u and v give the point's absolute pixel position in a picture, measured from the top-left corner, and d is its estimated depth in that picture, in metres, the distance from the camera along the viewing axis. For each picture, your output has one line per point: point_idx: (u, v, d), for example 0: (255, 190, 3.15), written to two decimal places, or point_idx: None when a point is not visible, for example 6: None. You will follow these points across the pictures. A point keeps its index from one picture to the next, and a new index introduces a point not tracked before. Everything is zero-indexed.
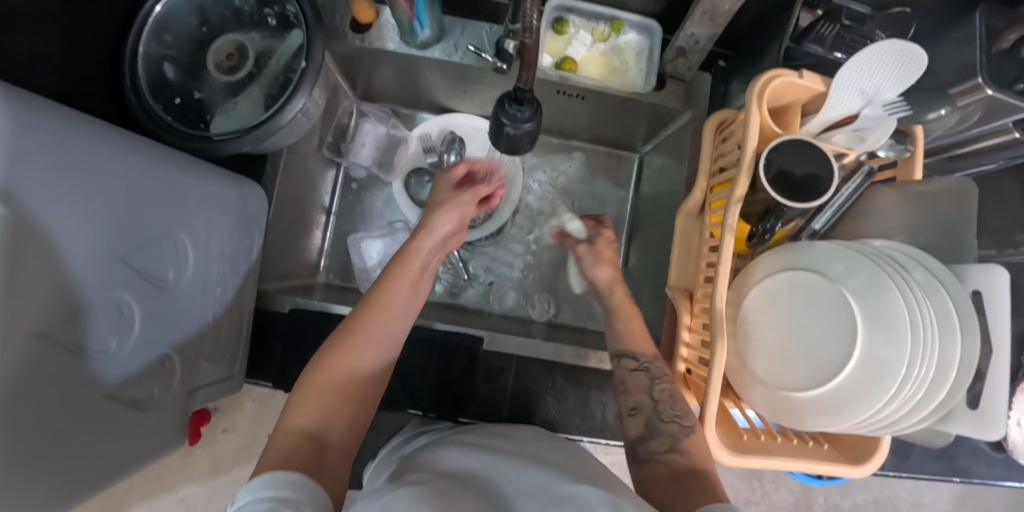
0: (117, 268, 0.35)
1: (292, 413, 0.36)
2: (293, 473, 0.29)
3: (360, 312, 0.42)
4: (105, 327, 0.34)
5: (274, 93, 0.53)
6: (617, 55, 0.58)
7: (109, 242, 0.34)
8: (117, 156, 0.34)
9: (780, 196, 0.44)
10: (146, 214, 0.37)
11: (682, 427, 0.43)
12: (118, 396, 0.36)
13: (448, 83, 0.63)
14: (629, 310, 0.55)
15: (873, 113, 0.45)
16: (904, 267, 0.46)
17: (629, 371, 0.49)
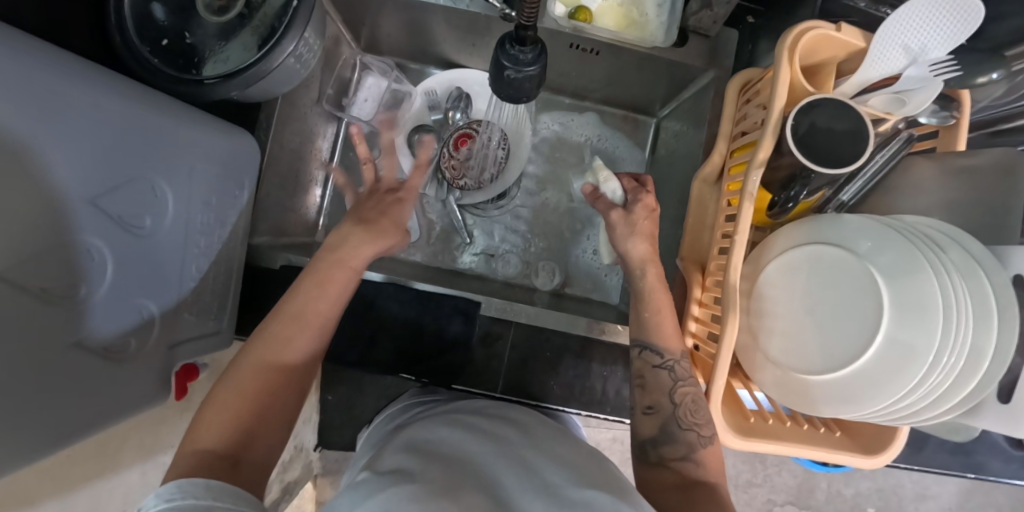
0: (87, 212, 0.32)
1: (198, 431, 0.32)
2: (198, 477, 0.27)
3: (278, 317, 0.38)
4: (75, 271, 0.32)
5: (263, 37, 0.48)
6: (637, 6, 0.53)
7: (80, 179, 0.32)
8: (83, 89, 0.31)
9: (809, 161, 0.39)
10: (119, 154, 0.35)
11: (699, 436, 0.42)
12: (92, 346, 0.35)
13: (455, 33, 0.59)
14: (660, 295, 0.49)
15: (918, 74, 0.40)
16: (939, 246, 0.42)
17: (650, 368, 0.46)
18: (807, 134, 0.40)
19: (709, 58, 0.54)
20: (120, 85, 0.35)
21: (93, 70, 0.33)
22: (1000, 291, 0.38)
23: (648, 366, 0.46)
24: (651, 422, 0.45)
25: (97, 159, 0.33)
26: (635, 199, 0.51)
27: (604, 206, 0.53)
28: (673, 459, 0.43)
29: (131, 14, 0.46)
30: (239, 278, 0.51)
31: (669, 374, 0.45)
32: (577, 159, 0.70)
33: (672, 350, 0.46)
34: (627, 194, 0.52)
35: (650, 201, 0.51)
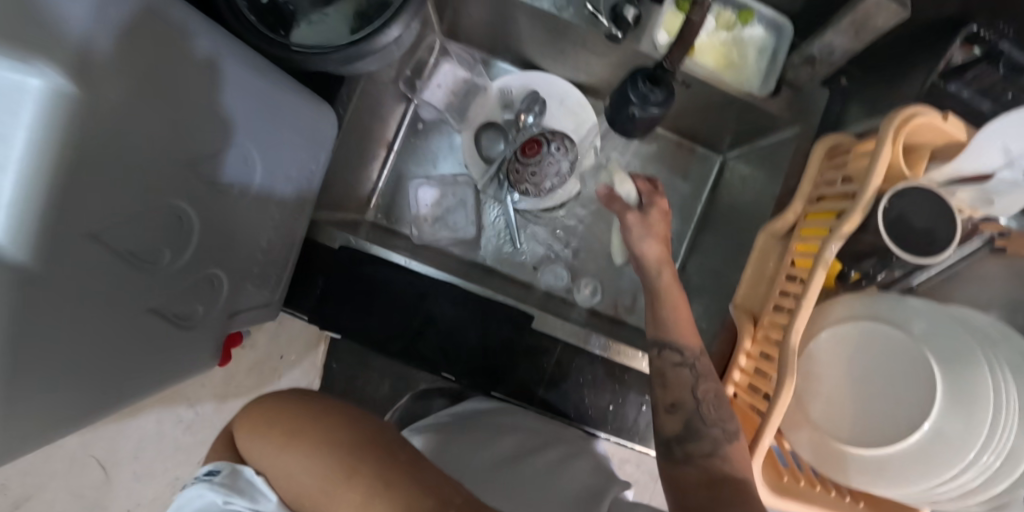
0: (186, 176, 0.32)
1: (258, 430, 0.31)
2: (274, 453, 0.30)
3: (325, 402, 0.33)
4: (157, 235, 0.31)
5: (364, 11, 0.47)
6: (738, 48, 0.52)
7: (187, 145, 0.31)
8: (199, 47, 0.30)
9: (893, 245, 0.41)
10: (224, 121, 0.34)
11: (724, 432, 0.41)
12: (163, 312, 0.35)
13: (544, 38, 0.57)
14: (675, 292, 0.48)
15: (1014, 174, 0.42)
16: (996, 343, 0.43)
17: (672, 365, 0.46)
18: (891, 217, 0.41)
19: (797, 114, 0.54)
20: (230, 52, 0.34)
21: (211, 34, 0.32)
22: None
23: (669, 364, 0.46)
24: (674, 420, 0.44)
25: (205, 128, 0.32)
26: (651, 201, 0.53)
27: (621, 206, 0.52)
28: (701, 456, 0.41)
29: None
30: (298, 252, 0.51)
31: (690, 371, 0.45)
32: None
33: (691, 347, 0.46)
34: (642, 196, 0.54)
35: (664, 203, 0.53)
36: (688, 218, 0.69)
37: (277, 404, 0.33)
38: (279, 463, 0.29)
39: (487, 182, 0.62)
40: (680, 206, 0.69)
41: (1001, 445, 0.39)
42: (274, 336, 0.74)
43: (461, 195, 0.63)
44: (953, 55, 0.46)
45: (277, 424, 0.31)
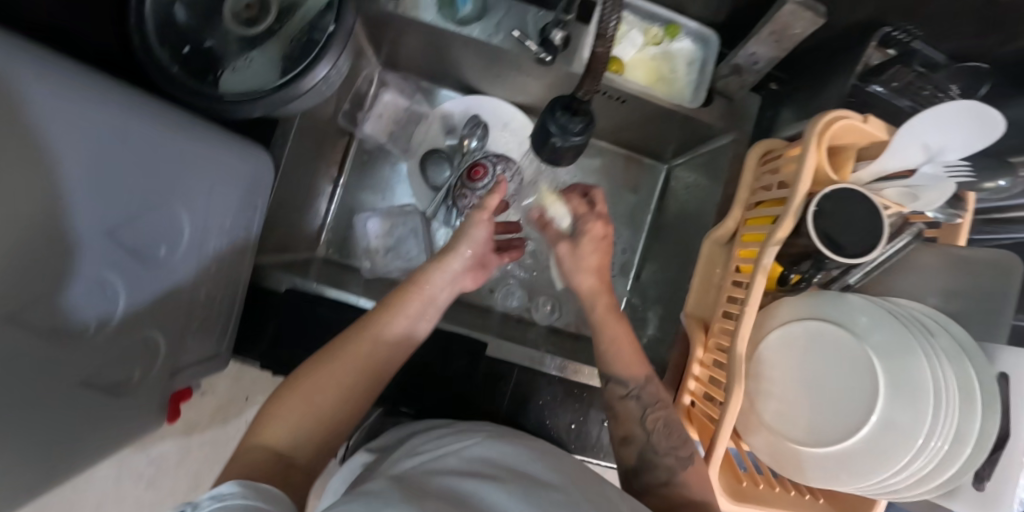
0: (103, 245, 0.32)
1: (255, 432, 0.33)
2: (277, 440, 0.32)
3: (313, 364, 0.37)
4: (83, 305, 0.31)
5: (290, 54, 0.49)
6: (667, 62, 0.54)
7: (107, 211, 0.32)
8: (113, 112, 0.32)
9: (824, 248, 0.42)
10: (144, 180, 0.35)
11: (678, 459, 0.43)
12: (94, 383, 0.35)
13: (480, 63, 0.57)
14: (613, 326, 0.49)
15: (931, 171, 0.43)
16: (930, 331, 0.45)
17: (621, 399, 0.47)
18: (820, 221, 0.43)
19: (731, 121, 0.55)
20: (139, 110, 0.34)
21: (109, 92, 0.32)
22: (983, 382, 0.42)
23: (615, 397, 0.48)
24: (630, 453, 0.47)
25: (126, 184, 0.33)
26: (582, 230, 0.51)
27: (552, 235, 0.53)
28: (660, 486, 0.43)
29: (151, 15, 0.45)
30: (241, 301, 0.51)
31: (636, 403, 0.47)
32: None
33: (635, 379, 0.48)
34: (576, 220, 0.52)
35: (596, 230, 0.51)
36: (639, 227, 0.70)
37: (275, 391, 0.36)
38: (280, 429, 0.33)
39: (435, 209, 0.62)
40: (631, 217, 0.70)
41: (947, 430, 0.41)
42: (236, 379, 0.73)
43: (407, 225, 0.61)
44: (870, 57, 0.48)
45: (272, 415, 0.34)
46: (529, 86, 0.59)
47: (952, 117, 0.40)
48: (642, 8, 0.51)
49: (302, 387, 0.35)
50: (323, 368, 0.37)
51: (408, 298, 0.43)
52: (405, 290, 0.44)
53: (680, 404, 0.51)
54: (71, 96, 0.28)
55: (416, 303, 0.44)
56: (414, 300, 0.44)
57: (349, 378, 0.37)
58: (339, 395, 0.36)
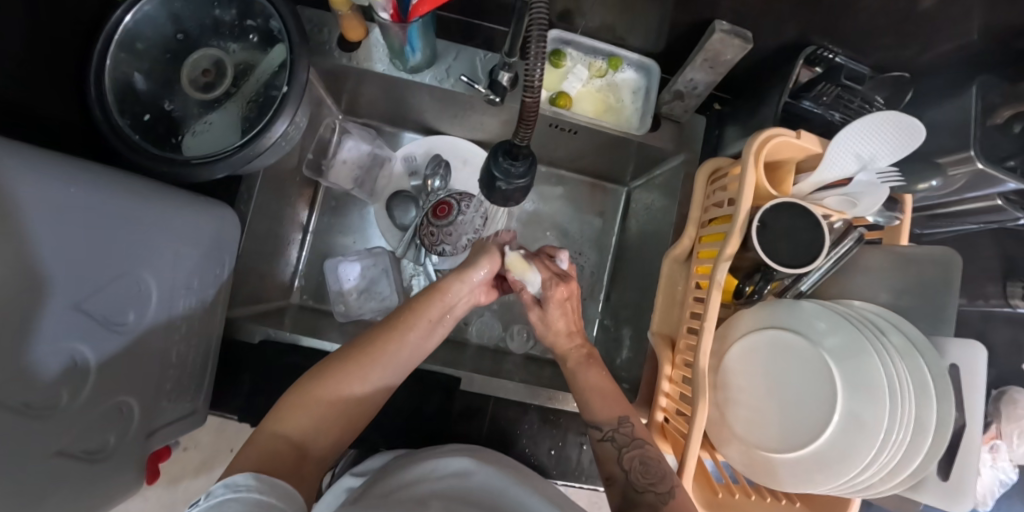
0: (72, 317, 0.33)
1: (277, 417, 0.38)
2: (296, 432, 0.37)
3: (338, 362, 0.41)
4: (58, 382, 0.32)
5: (249, 113, 0.51)
6: (613, 93, 0.58)
7: (77, 284, 0.33)
8: (86, 182, 0.33)
9: (770, 260, 0.44)
10: (113, 241, 0.36)
11: (656, 495, 0.40)
12: (72, 452, 0.35)
13: (438, 107, 0.62)
14: (591, 374, 0.51)
15: (866, 179, 0.45)
16: (882, 330, 0.47)
17: (598, 441, 0.47)
18: (765, 236, 0.45)
19: (679, 142, 0.58)
20: (104, 186, 0.35)
21: (74, 173, 0.33)
22: (937, 376, 0.43)
23: (595, 440, 0.48)
24: (614, 496, 0.44)
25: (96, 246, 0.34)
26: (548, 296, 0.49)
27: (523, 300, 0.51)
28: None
29: (109, 88, 0.46)
30: (217, 358, 0.53)
31: (612, 444, 0.46)
32: (553, 223, 0.74)
33: (611, 421, 0.47)
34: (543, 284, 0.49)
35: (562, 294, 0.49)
36: (604, 248, 0.74)
37: (305, 377, 0.40)
38: (300, 423, 0.37)
39: (405, 248, 0.65)
40: (596, 239, 0.74)
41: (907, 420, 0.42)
42: (220, 430, 0.73)
43: (380, 266, 0.64)
44: (798, 76, 0.51)
45: (297, 404, 0.38)
46: (481, 122, 0.63)
47: (876, 127, 0.44)
48: (582, 44, 0.55)
49: (330, 383, 0.40)
50: (347, 368, 0.41)
51: (429, 305, 0.46)
52: (429, 298, 0.46)
53: (653, 421, 0.52)
54: (37, 167, 0.29)
55: (436, 310, 0.47)
56: (436, 307, 0.46)
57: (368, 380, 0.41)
58: (358, 395, 0.41)
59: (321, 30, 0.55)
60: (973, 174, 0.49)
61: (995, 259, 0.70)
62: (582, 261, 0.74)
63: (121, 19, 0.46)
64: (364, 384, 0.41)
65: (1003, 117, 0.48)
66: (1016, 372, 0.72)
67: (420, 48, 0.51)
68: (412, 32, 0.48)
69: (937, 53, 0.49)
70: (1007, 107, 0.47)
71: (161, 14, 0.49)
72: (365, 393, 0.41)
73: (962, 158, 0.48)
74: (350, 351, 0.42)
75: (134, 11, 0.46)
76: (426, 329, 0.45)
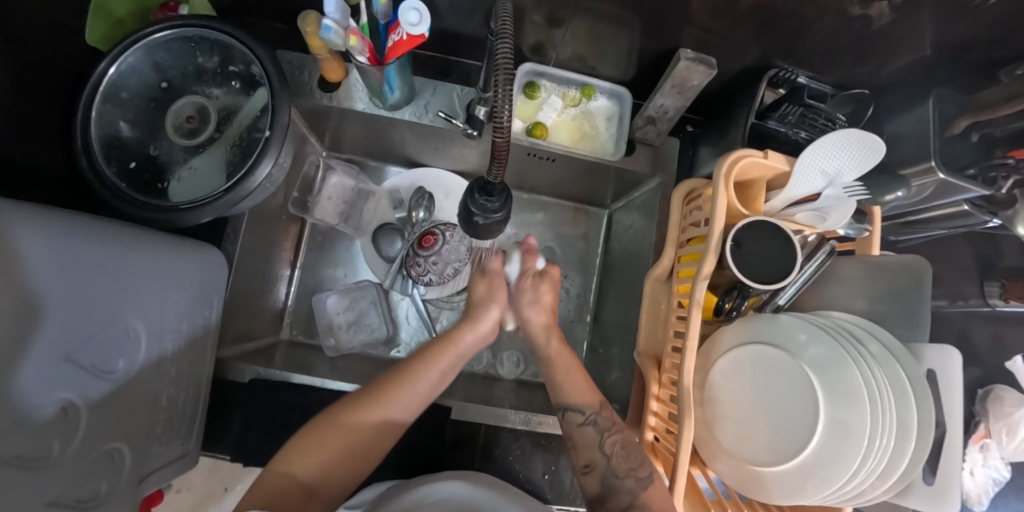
0: (61, 368, 0.33)
1: (291, 456, 0.41)
2: (305, 473, 0.40)
3: (353, 404, 0.45)
4: (43, 434, 0.32)
5: (234, 156, 0.52)
6: (588, 120, 0.60)
7: (65, 335, 0.33)
8: (77, 231, 0.34)
9: (745, 278, 0.45)
10: (105, 288, 0.37)
11: (637, 480, 0.45)
12: (64, 501, 0.35)
13: (420, 140, 0.64)
14: (565, 357, 0.57)
15: (834, 193, 0.47)
16: (859, 339, 0.48)
17: (577, 426, 0.51)
18: (739, 253, 0.46)
19: (655, 165, 0.61)
20: (97, 237, 0.36)
21: (69, 227, 0.34)
22: (915, 382, 0.43)
23: (574, 425, 0.51)
24: (593, 480, 0.49)
25: (86, 292, 0.35)
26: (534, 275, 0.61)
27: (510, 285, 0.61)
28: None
29: (95, 138, 0.46)
30: (207, 400, 0.53)
31: (592, 429, 0.50)
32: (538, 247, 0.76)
33: (589, 405, 0.52)
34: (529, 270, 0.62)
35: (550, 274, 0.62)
36: (589, 268, 0.76)
37: (322, 418, 0.44)
38: (310, 462, 0.41)
39: (392, 280, 0.67)
40: (580, 260, 0.76)
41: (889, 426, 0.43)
42: (214, 471, 0.72)
43: (366, 298, 0.68)
44: (763, 97, 0.54)
45: (311, 443, 0.42)
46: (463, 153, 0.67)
47: (840, 144, 0.45)
48: (556, 75, 0.58)
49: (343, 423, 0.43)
50: (362, 410, 0.44)
51: (442, 354, 0.52)
52: (441, 346, 0.53)
53: (644, 441, 0.53)
54: (33, 219, 0.30)
55: (447, 358, 0.52)
56: (448, 355, 0.52)
57: (379, 424, 0.44)
58: (368, 439, 0.44)
59: (301, 72, 0.57)
60: (938, 182, 0.50)
61: (969, 260, 0.72)
62: (568, 282, 0.76)
63: (105, 72, 0.47)
64: (375, 427, 0.44)
65: (960, 127, 0.49)
66: (1000, 370, 0.73)
67: (399, 86, 0.54)
68: (389, 73, 0.50)
69: (888, 72, 0.52)
70: (964, 118, 0.48)
71: (145, 65, 0.50)
72: (373, 438, 0.44)
73: (924, 169, 0.49)
74: (363, 392, 0.46)
75: (118, 64, 0.48)
76: (438, 376, 0.50)
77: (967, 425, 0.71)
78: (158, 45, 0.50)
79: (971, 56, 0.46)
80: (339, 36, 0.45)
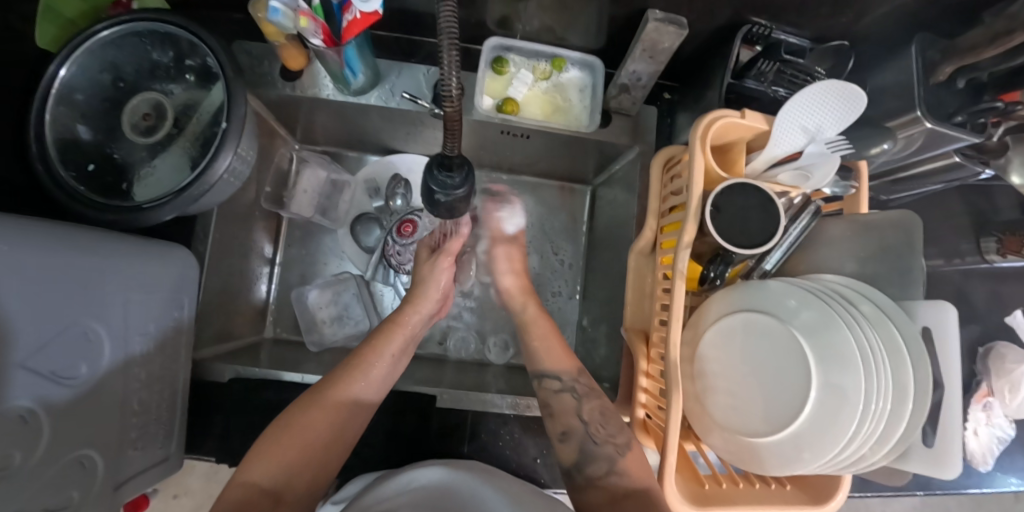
0: (16, 377, 0.31)
1: (250, 464, 0.39)
2: (264, 480, 0.38)
3: (307, 402, 0.44)
4: (6, 440, 0.30)
5: (195, 151, 0.51)
6: (560, 93, 0.58)
7: (20, 342, 0.32)
8: (19, 233, 0.32)
9: (728, 244, 0.44)
10: (59, 293, 0.35)
11: (615, 448, 0.46)
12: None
13: (393, 128, 0.64)
14: (541, 322, 0.59)
15: (817, 150, 0.45)
16: (851, 301, 0.46)
17: (554, 393, 0.52)
18: (720, 219, 0.44)
19: (633, 135, 0.60)
20: (51, 238, 0.35)
21: (14, 227, 0.32)
22: (909, 339, 0.41)
23: (551, 392, 0.52)
24: (569, 448, 0.49)
25: (41, 294, 0.34)
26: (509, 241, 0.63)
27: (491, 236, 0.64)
28: (600, 478, 0.45)
29: (51, 142, 0.45)
30: (185, 403, 0.52)
31: (569, 395, 0.51)
32: None
33: (564, 371, 0.53)
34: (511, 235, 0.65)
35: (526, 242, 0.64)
36: (575, 247, 0.76)
37: (280, 420, 0.43)
38: (272, 464, 0.39)
39: (374, 271, 0.68)
40: (565, 240, 0.76)
41: (885, 388, 0.40)
42: (210, 474, 0.72)
43: (349, 291, 0.68)
44: (739, 55, 0.51)
45: (266, 452, 0.40)
46: (435, 138, 0.66)
47: (818, 97, 0.42)
48: (523, 48, 0.56)
49: (305, 421, 0.42)
50: (314, 410, 0.43)
51: (391, 335, 0.53)
52: (389, 330, 0.54)
53: (636, 418, 0.52)
54: None
55: (399, 343, 0.53)
56: (398, 339, 0.53)
57: (337, 414, 0.44)
58: (332, 433, 0.43)
59: (262, 62, 0.56)
60: (925, 132, 0.48)
61: (960, 217, 0.71)
62: (560, 259, 0.76)
63: (56, 73, 0.45)
64: (336, 419, 0.44)
65: (944, 73, 0.46)
66: (1000, 326, 0.71)
67: (361, 70, 0.52)
68: (348, 55, 0.48)
69: (868, 22, 0.49)
70: (948, 63, 0.46)
71: (97, 65, 0.48)
72: (342, 432, 0.44)
73: (910, 119, 0.47)
74: (317, 389, 0.46)
75: (67, 65, 0.46)
76: (390, 362, 0.51)
77: (969, 384, 0.70)
78: (107, 43, 0.48)
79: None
80: (289, 18, 0.44)
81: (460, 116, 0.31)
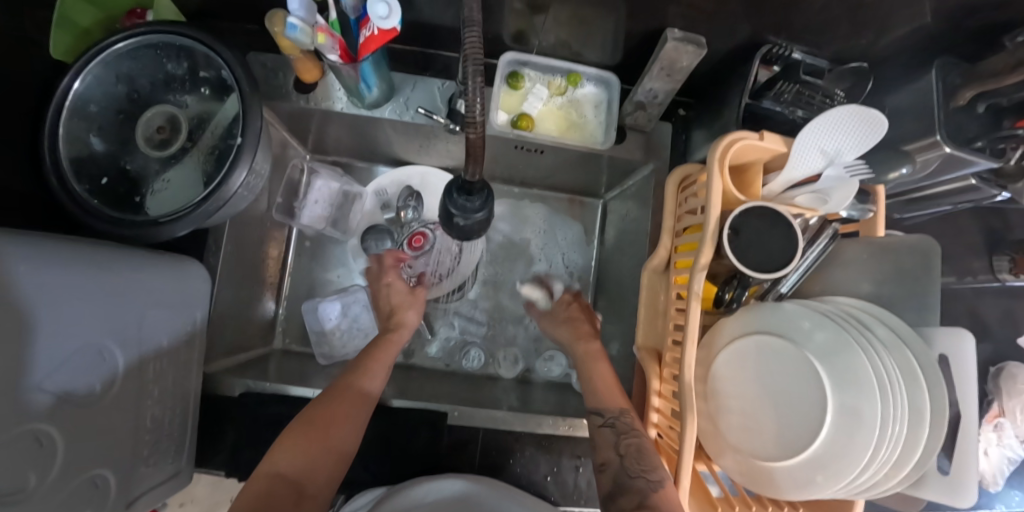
0: (36, 399, 0.31)
1: (274, 456, 0.40)
2: (288, 470, 0.39)
3: (324, 399, 0.45)
4: (23, 465, 0.30)
5: (209, 165, 0.50)
6: (575, 109, 0.57)
7: (41, 361, 0.32)
8: (39, 253, 0.32)
9: (746, 267, 0.43)
10: (76, 312, 0.35)
11: (647, 481, 0.42)
12: None
13: (405, 140, 0.63)
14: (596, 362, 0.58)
15: (835, 173, 0.44)
16: (866, 325, 0.45)
17: (598, 427, 0.49)
18: (738, 242, 0.44)
19: (647, 152, 0.60)
20: (69, 258, 0.35)
21: (34, 249, 0.32)
22: (926, 366, 0.41)
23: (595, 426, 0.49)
24: (606, 479, 0.45)
25: (60, 312, 0.33)
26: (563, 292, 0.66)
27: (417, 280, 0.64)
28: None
29: (65, 155, 0.44)
30: (195, 416, 0.52)
31: (610, 430, 0.48)
32: (524, 252, 0.76)
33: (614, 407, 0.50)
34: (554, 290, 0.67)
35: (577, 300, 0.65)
36: (585, 260, 0.76)
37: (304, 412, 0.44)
38: (297, 454, 0.40)
39: None
40: (574, 252, 0.76)
41: (901, 414, 0.40)
42: (217, 483, 0.72)
43: (360, 301, 0.68)
44: (757, 75, 0.51)
45: (290, 442, 0.41)
46: (448, 150, 0.66)
47: (837, 121, 0.42)
48: (539, 64, 0.55)
49: (323, 415, 0.43)
50: (331, 405, 0.44)
51: (386, 344, 0.54)
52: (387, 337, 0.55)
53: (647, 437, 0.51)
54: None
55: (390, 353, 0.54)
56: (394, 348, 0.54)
57: (352, 410, 0.45)
58: (350, 427, 0.44)
59: (276, 74, 0.55)
60: (943, 156, 0.47)
61: (973, 235, 0.71)
62: (569, 271, 0.76)
63: (70, 86, 0.45)
64: (352, 415, 0.45)
65: (966, 98, 0.47)
66: (1011, 346, 0.71)
67: (376, 84, 0.51)
68: (363, 70, 0.48)
69: (887, 45, 0.49)
70: (968, 88, 0.46)
71: (111, 77, 0.48)
72: (356, 428, 0.44)
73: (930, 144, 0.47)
74: (330, 388, 0.47)
75: (82, 77, 0.46)
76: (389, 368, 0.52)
77: (979, 405, 0.70)
78: (122, 54, 0.48)
79: (975, 23, 0.44)
80: (306, 34, 0.43)
81: (484, 142, 0.31)
